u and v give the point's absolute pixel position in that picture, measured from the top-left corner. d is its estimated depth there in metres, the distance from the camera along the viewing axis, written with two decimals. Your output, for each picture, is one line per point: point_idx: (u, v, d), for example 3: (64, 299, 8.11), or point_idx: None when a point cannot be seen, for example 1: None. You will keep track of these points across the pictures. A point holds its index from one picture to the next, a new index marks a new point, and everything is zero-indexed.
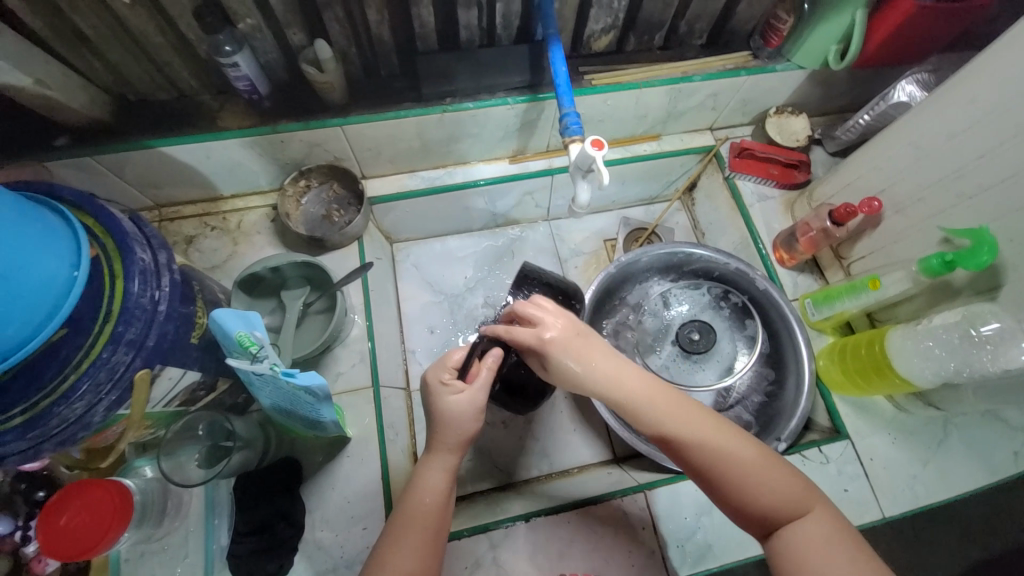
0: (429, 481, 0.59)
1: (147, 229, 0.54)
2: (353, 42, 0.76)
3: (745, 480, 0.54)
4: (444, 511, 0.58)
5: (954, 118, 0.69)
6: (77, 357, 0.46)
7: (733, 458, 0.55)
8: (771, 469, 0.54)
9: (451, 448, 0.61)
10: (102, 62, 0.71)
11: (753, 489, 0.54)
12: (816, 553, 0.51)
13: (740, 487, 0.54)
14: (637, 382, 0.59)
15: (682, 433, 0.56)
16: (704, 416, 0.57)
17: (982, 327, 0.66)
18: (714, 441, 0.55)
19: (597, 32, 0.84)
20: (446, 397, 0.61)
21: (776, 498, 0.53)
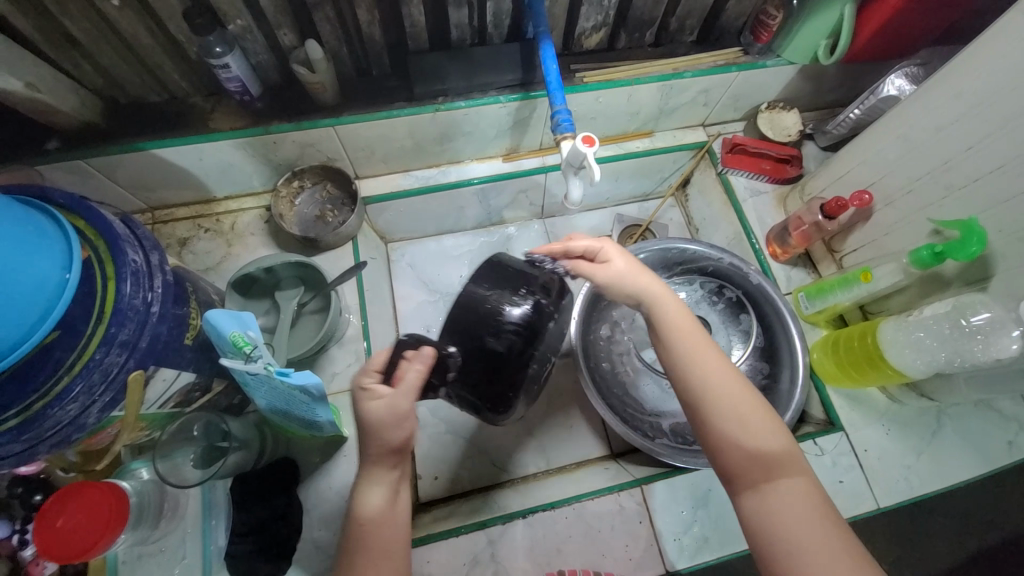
0: (371, 497, 0.51)
1: (139, 231, 0.54)
2: (344, 42, 0.76)
3: (739, 425, 0.53)
4: (395, 525, 0.52)
5: (942, 111, 0.69)
6: (71, 359, 0.46)
7: (738, 405, 0.54)
8: (774, 427, 0.53)
9: (386, 457, 0.52)
10: (92, 64, 0.71)
11: (746, 429, 0.52)
12: (787, 510, 0.49)
13: (731, 431, 0.53)
14: (678, 316, 0.60)
15: (697, 367, 0.56)
16: (728, 363, 0.57)
17: (973, 317, 0.67)
18: (727, 385, 0.55)
19: (589, 30, 0.84)
20: (366, 404, 0.50)
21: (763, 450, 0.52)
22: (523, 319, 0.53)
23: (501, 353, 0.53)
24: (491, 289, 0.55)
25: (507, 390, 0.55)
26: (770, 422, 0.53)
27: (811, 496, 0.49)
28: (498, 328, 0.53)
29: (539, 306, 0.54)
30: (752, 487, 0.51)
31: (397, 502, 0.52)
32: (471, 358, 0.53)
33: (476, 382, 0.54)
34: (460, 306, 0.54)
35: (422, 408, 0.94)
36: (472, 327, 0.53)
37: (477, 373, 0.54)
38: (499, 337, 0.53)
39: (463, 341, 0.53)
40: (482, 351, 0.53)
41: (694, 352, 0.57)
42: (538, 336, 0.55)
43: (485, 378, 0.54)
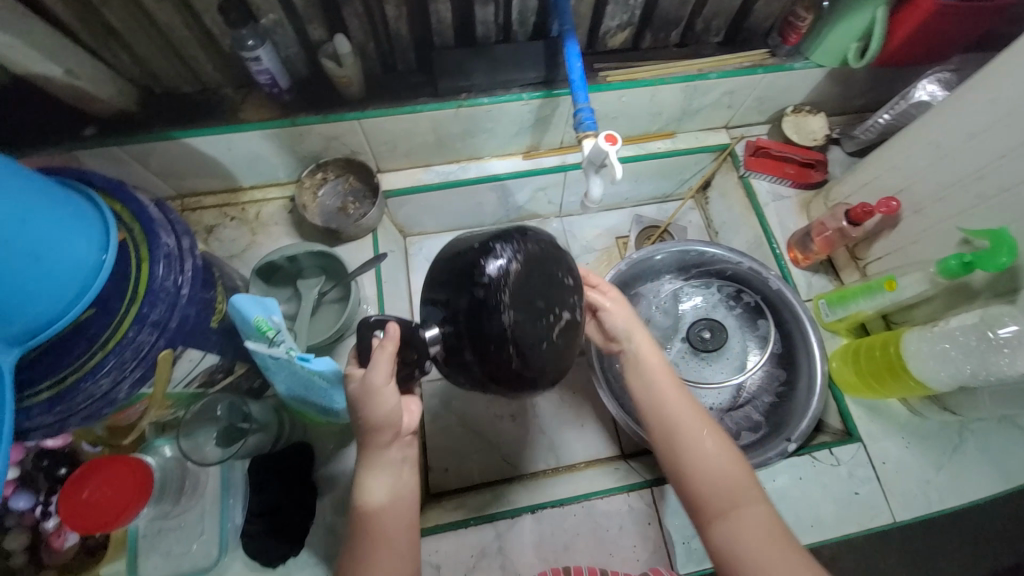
0: (373, 484, 0.52)
1: (172, 215, 0.55)
2: (371, 37, 0.78)
3: (703, 457, 0.56)
4: (398, 510, 0.52)
5: (975, 118, 0.68)
6: (104, 336, 0.48)
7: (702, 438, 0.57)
8: (733, 460, 0.56)
9: (382, 443, 0.51)
10: (130, 55, 0.74)
11: (707, 463, 0.55)
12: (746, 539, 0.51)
13: (695, 462, 0.56)
14: (653, 356, 0.62)
15: (665, 403, 0.59)
16: (696, 401, 0.60)
17: (1000, 329, 0.64)
18: (692, 419, 0.58)
19: (613, 29, 0.84)
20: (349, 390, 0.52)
21: (726, 479, 0.54)
22: (481, 273, 0.44)
23: (474, 318, 0.43)
24: (450, 260, 0.49)
25: (501, 355, 0.43)
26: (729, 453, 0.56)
27: (772, 525, 0.51)
28: (462, 289, 0.45)
29: (493, 255, 0.45)
30: (714, 518, 0.53)
31: (400, 487, 0.53)
32: (453, 331, 0.45)
33: (469, 354, 0.45)
34: (433, 282, 0.49)
35: (434, 401, 0.95)
36: (443, 302, 0.47)
37: (466, 348, 0.45)
38: (468, 299, 0.44)
39: (441, 318, 0.47)
40: (457, 319, 0.45)
41: (663, 389, 0.60)
42: (502, 289, 0.43)
43: (474, 349, 0.44)
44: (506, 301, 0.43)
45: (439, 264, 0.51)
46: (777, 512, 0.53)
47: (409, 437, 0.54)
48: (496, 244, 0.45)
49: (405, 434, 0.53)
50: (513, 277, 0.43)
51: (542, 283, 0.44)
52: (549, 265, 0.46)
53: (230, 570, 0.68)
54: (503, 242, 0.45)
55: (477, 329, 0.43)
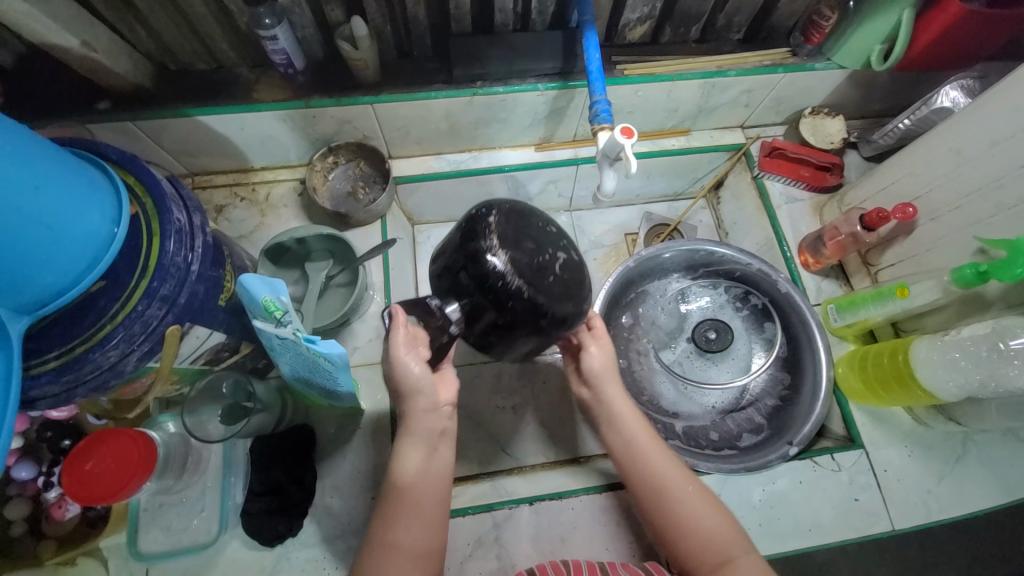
0: (407, 455, 0.55)
1: (184, 191, 0.55)
2: (388, 20, 0.77)
3: (690, 514, 0.59)
4: (428, 481, 0.56)
5: (999, 125, 0.66)
6: (113, 309, 0.48)
7: (689, 494, 0.60)
8: (716, 511, 0.59)
9: (419, 413, 0.55)
10: (146, 29, 0.73)
11: (693, 519, 0.58)
12: None
13: (683, 518, 0.59)
14: (629, 412, 0.65)
15: (649, 460, 0.62)
16: (674, 457, 0.63)
17: (1012, 340, 0.64)
18: (676, 475, 0.61)
19: (633, 22, 0.83)
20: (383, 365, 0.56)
21: (715, 532, 0.58)
22: (472, 242, 0.53)
23: (483, 277, 0.52)
24: (446, 247, 0.58)
25: (516, 296, 0.51)
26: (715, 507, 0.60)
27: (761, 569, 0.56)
28: (461, 259, 0.53)
29: (476, 226, 0.54)
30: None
31: (432, 460, 0.56)
32: (469, 295, 0.54)
33: (487, 310, 0.53)
34: (438, 270, 0.58)
35: None
36: (452, 278, 0.55)
37: (486, 305, 0.53)
38: (471, 265, 0.53)
39: (454, 290, 0.55)
40: (468, 284, 0.53)
41: (644, 446, 0.63)
42: (493, 250, 0.52)
43: (492, 304, 0.53)
44: (501, 252, 0.52)
45: (439, 258, 0.59)
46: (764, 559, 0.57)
47: (447, 409, 0.56)
48: (476, 218, 0.55)
49: (442, 405, 0.56)
50: (498, 234, 0.53)
51: (521, 233, 0.54)
52: (523, 220, 0.56)
53: (228, 548, 0.68)
54: (480, 214, 0.55)
55: (487, 285, 0.52)
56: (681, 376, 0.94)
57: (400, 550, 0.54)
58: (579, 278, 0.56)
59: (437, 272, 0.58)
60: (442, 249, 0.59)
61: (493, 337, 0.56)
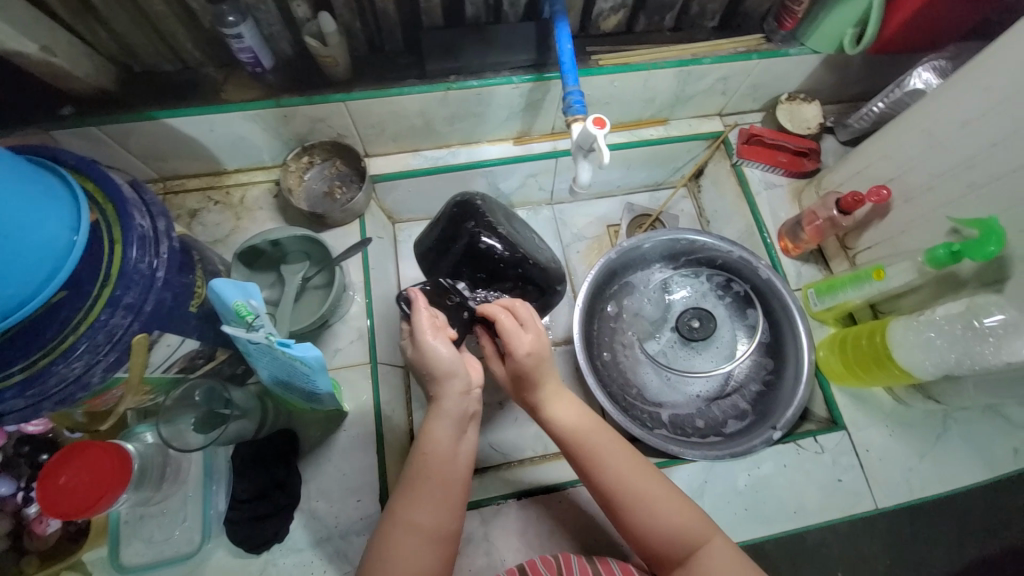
0: (436, 434, 0.56)
1: (147, 196, 0.54)
2: (357, 16, 0.75)
3: (650, 509, 0.59)
4: (455, 460, 0.57)
5: (969, 106, 0.67)
6: (77, 319, 0.47)
7: (646, 489, 0.60)
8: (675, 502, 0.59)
9: (450, 395, 0.57)
10: (107, 31, 0.71)
11: (654, 514, 0.59)
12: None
13: (646, 519, 0.59)
14: (573, 417, 0.63)
15: (607, 468, 0.60)
16: (628, 454, 0.62)
17: (986, 318, 0.65)
18: (638, 478, 0.60)
19: (606, 11, 0.82)
20: (409, 348, 0.58)
21: (686, 532, 0.58)
22: (470, 224, 0.63)
23: (488, 252, 0.62)
24: (435, 236, 0.66)
25: (519, 265, 0.63)
26: (683, 507, 0.60)
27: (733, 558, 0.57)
28: (462, 238, 0.62)
29: (468, 210, 0.64)
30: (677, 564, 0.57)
31: (457, 445, 0.58)
32: (474, 270, 0.63)
33: (491, 282, 0.63)
34: (433, 257, 0.66)
35: None
36: (455, 257, 0.63)
37: (493, 276, 0.63)
38: (474, 243, 0.62)
39: (458, 268, 0.63)
40: (473, 260, 0.63)
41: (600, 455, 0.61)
42: (490, 230, 0.62)
43: (496, 276, 0.63)
44: (498, 230, 0.62)
45: (430, 244, 0.67)
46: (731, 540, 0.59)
47: (477, 392, 0.59)
48: (463, 205, 0.65)
49: (473, 389, 0.58)
50: (491, 215, 0.63)
51: (505, 216, 0.66)
52: (499, 207, 0.68)
53: (213, 557, 0.68)
54: (467, 201, 0.65)
55: (491, 258, 0.62)
56: (666, 365, 0.95)
57: (418, 529, 0.54)
58: (551, 252, 0.72)
59: (433, 258, 0.66)
60: (431, 239, 0.66)
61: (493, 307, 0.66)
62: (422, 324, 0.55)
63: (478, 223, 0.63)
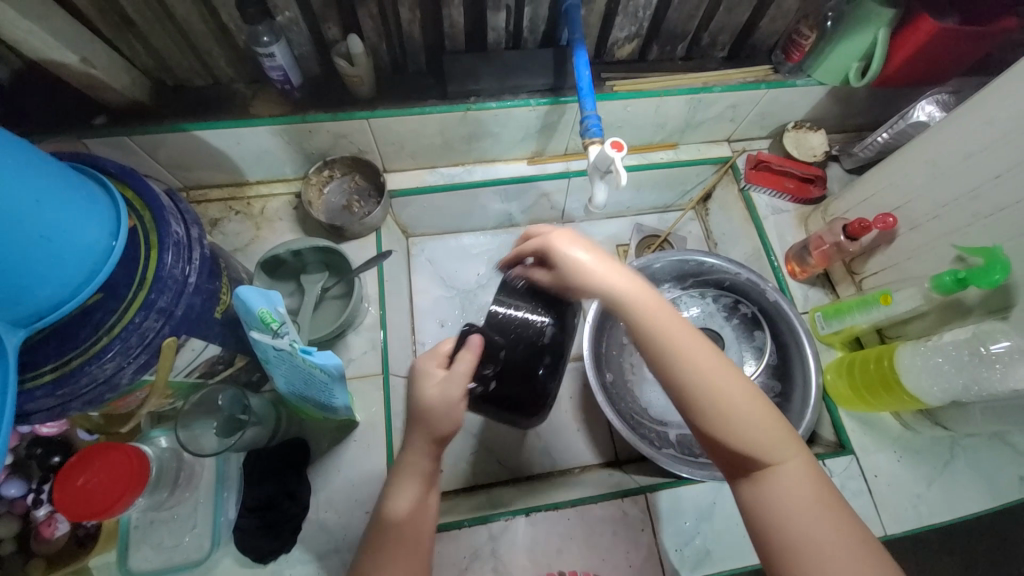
0: (403, 486, 0.53)
1: (182, 204, 0.56)
2: (384, 38, 0.79)
3: (727, 406, 0.49)
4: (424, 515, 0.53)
5: (971, 139, 0.69)
6: (111, 321, 0.48)
7: (723, 385, 0.49)
8: (759, 407, 0.49)
9: (422, 449, 0.54)
10: (144, 47, 0.74)
11: (728, 414, 0.49)
12: (794, 497, 0.47)
13: (725, 421, 0.49)
14: (642, 295, 0.53)
15: (686, 365, 0.50)
16: (704, 341, 0.52)
17: (992, 345, 0.66)
18: (710, 368, 0.50)
19: (621, 40, 0.86)
20: (428, 389, 0.54)
21: (762, 433, 0.49)
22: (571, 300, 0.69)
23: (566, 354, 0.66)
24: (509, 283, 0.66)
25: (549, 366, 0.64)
26: (754, 403, 0.49)
27: (811, 484, 0.48)
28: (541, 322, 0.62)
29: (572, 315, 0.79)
30: (760, 477, 0.49)
31: (426, 499, 0.54)
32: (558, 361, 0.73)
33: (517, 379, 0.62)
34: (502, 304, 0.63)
35: None
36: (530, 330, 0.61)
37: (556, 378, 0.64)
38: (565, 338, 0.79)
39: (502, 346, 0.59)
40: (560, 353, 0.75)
41: (671, 346, 0.51)
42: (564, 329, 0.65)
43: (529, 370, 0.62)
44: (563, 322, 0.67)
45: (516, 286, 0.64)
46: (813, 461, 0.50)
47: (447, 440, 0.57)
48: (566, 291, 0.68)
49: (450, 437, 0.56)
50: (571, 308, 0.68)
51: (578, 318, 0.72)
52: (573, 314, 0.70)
53: (220, 566, 0.67)
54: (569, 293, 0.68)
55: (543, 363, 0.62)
56: None
57: None
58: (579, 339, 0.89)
59: (505, 313, 0.61)
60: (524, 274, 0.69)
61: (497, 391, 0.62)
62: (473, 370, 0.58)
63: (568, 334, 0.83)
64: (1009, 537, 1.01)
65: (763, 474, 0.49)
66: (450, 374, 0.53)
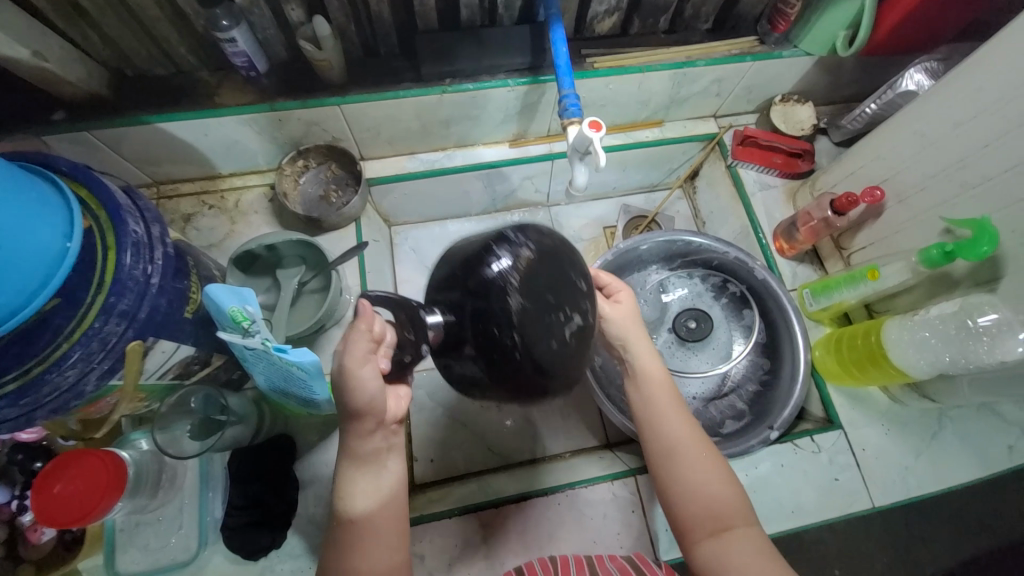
0: (355, 487, 0.51)
1: (142, 202, 0.53)
2: (352, 19, 0.75)
3: (698, 475, 0.57)
4: (391, 503, 0.52)
5: (960, 107, 0.67)
6: (70, 326, 0.46)
7: (700, 459, 0.58)
8: (725, 479, 0.58)
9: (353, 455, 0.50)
10: (100, 36, 0.71)
11: (697, 483, 0.57)
12: (743, 562, 0.53)
13: (693, 486, 0.57)
14: (655, 370, 0.62)
15: (672, 435, 0.59)
16: (692, 421, 0.61)
17: (980, 318, 0.66)
18: (692, 443, 0.59)
19: (601, 14, 0.82)
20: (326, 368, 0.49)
21: (724, 501, 0.56)
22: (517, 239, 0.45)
23: (523, 293, 0.41)
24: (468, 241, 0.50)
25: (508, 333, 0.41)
26: (722, 475, 0.58)
27: (763, 552, 0.54)
28: (474, 279, 0.44)
29: (576, 248, 0.46)
30: (718, 540, 0.55)
31: (386, 487, 0.52)
32: (561, 320, 0.41)
33: (472, 352, 0.44)
34: (452, 264, 0.49)
35: (419, 391, 0.93)
36: (460, 277, 0.45)
37: (510, 329, 0.41)
38: (574, 287, 0.43)
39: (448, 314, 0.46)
40: (562, 307, 0.41)
41: (664, 418, 0.60)
42: (518, 281, 0.42)
43: (478, 342, 0.43)
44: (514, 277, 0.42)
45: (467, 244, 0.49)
46: (765, 535, 0.56)
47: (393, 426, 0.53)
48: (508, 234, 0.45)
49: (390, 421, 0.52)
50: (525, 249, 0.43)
51: (547, 276, 0.42)
52: (562, 263, 0.44)
53: (210, 564, 0.67)
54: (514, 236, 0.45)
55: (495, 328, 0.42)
56: None
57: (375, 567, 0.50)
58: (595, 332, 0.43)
59: (447, 278, 0.48)
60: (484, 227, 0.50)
61: (460, 370, 0.47)
62: (396, 341, 0.51)
63: (589, 284, 0.44)
64: (996, 504, 1.03)
65: (720, 537, 0.55)
66: (346, 346, 0.47)
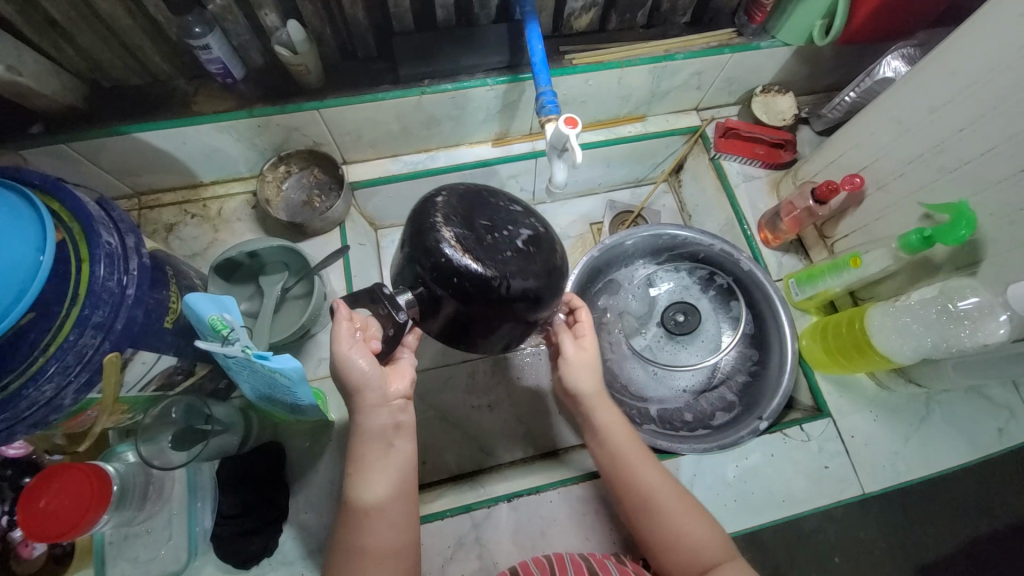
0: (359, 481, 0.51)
1: (115, 213, 0.53)
2: (328, 24, 0.75)
3: (675, 519, 0.59)
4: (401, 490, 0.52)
5: (935, 93, 0.68)
6: (46, 340, 0.46)
7: (673, 503, 0.60)
8: (702, 519, 0.59)
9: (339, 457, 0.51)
10: (73, 48, 0.70)
11: (675, 528, 0.59)
12: None
13: (672, 533, 0.59)
14: (617, 420, 0.65)
15: (642, 486, 0.61)
16: (660, 467, 0.63)
17: (960, 302, 0.66)
18: (662, 488, 0.61)
19: (578, 10, 0.82)
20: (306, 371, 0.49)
21: (704, 540, 0.58)
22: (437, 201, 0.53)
23: (459, 225, 0.50)
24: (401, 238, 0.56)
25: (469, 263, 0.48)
26: (697, 515, 0.60)
27: None
28: (417, 246, 0.50)
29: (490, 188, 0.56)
30: None
31: (396, 475, 0.52)
32: (507, 234, 0.50)
33: (446, 294, 0.50)
34: (397, 257, 0.55)
35: None
36: (406, 240, 0.53)
37: (461, 256, 0.48)
38: (508, 211, 0.52)
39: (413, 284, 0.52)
40: (501, 225, 0.51)
41: (633, 469, 0.62)
42: (455, 223, 0.50)
43: (449, 284, 0.49)
44: (446, 224, 0.50)
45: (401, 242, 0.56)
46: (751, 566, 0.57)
47: (399, 402, 0.52)
48: (425, 202, 0.53)
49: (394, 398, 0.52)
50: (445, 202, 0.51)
51: (476, 211, 0.52)
52: (484, 200, 0.53)
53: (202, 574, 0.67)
54: (428, 199, 0.53)
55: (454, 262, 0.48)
56: (652, 359, 0.95)
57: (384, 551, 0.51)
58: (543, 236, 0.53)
59: (398, 267, 0.54)
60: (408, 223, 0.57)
61: (443, 323, 0.53)
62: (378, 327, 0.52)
63: (519, 206, 0.54)
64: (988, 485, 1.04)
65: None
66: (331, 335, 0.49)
